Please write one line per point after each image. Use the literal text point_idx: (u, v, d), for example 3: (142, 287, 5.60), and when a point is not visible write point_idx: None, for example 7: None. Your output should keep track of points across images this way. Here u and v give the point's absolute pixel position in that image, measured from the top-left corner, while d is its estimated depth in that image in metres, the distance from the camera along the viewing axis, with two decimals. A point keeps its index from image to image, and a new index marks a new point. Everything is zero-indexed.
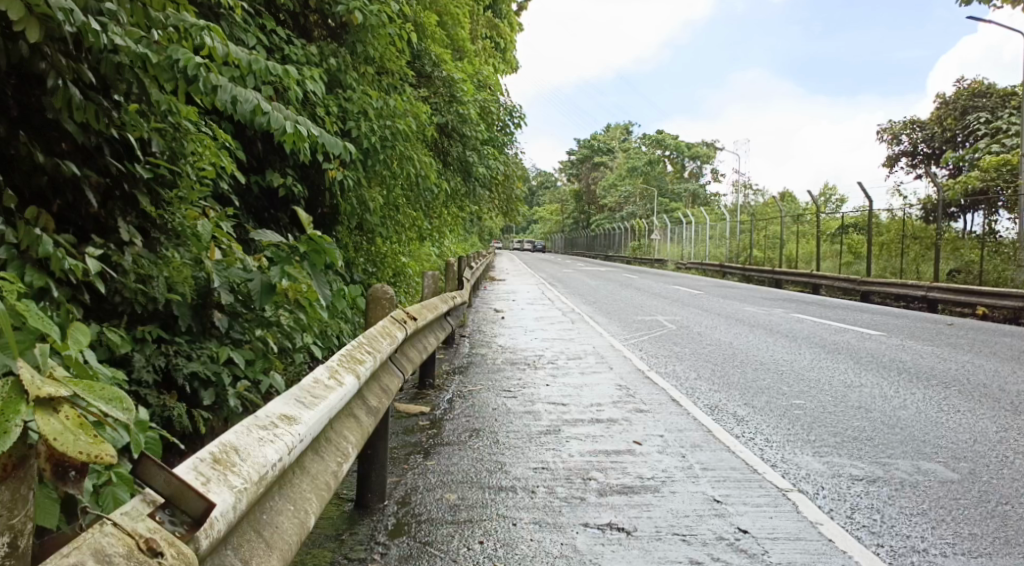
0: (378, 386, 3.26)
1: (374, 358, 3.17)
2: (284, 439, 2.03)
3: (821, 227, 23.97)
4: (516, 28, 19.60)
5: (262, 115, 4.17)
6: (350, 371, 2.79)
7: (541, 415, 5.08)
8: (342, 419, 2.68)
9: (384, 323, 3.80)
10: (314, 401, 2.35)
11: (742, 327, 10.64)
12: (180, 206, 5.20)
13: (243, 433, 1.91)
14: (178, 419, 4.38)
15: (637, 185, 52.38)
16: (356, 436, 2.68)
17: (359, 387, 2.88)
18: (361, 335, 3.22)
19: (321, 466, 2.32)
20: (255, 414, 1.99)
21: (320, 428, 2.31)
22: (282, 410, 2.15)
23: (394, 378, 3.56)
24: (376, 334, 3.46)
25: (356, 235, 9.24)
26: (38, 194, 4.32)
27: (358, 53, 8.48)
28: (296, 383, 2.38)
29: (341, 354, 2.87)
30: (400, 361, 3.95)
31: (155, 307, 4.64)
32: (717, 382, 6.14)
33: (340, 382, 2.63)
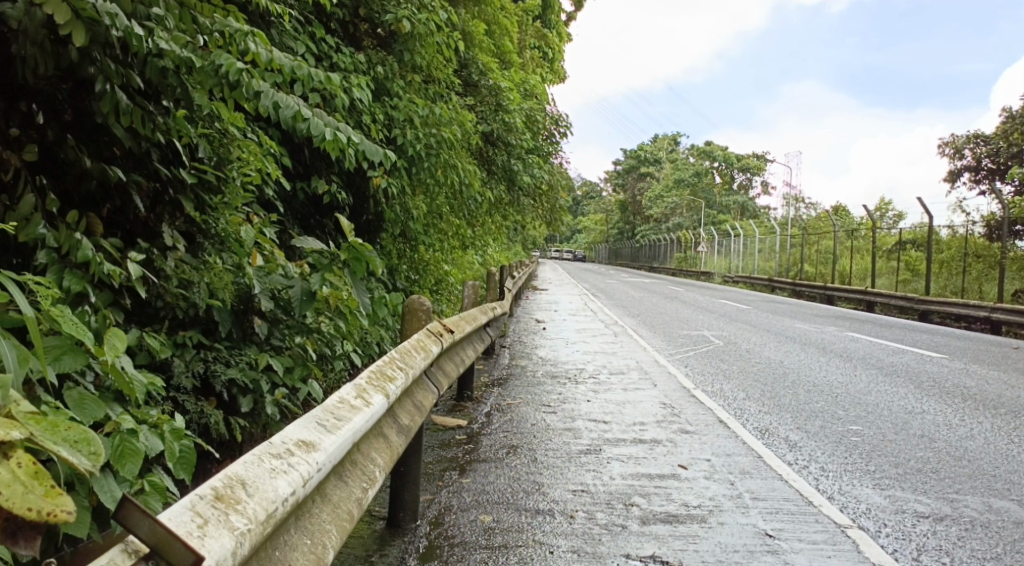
0: (411, 404, 3.16)
1: (406, 375, 3.07)
2: (299, 469, 1.93)
3: (876, 243, 23.33)
4: (564, 38, 19.56)
5: (304, 122, 4.11)
6: (379, 390, 2.69)
7: (582, 433, 4.93)
8: (370, 440, 2.58)
9: (419, 337, 3.70)
10: (337, 424, 2.26)
11: (794, 345, 10.33)
12: (223, 212, 5.15)
13: (253, 464, 1.82)
14: (215, 427, 4.33)
15: (685, 197, 51.79)
16: (384, 458, 2.58)
17: (389, 405, 2.78)
18: (394, 350, 3.13)
19: (344, 493, 2.23)
20: (268, 443, 1.90)
21: (342, 453, 2.21)
22: (300, 436, 2.05)
23: (428, 394, 3.45)
24: (409, 348, 3.35)
25: (400, 242, 9.21)
26: (87, 198, 4.34)
27: (405, 62, 8.45)
28: (319, 405, 2.28)
29: (371, 371, 2.78)
30: (435, 376, 3.85)
31: (196, 313, 4.61)
32: (767, 404, 5.92)
33: (368, 402, 2.54)
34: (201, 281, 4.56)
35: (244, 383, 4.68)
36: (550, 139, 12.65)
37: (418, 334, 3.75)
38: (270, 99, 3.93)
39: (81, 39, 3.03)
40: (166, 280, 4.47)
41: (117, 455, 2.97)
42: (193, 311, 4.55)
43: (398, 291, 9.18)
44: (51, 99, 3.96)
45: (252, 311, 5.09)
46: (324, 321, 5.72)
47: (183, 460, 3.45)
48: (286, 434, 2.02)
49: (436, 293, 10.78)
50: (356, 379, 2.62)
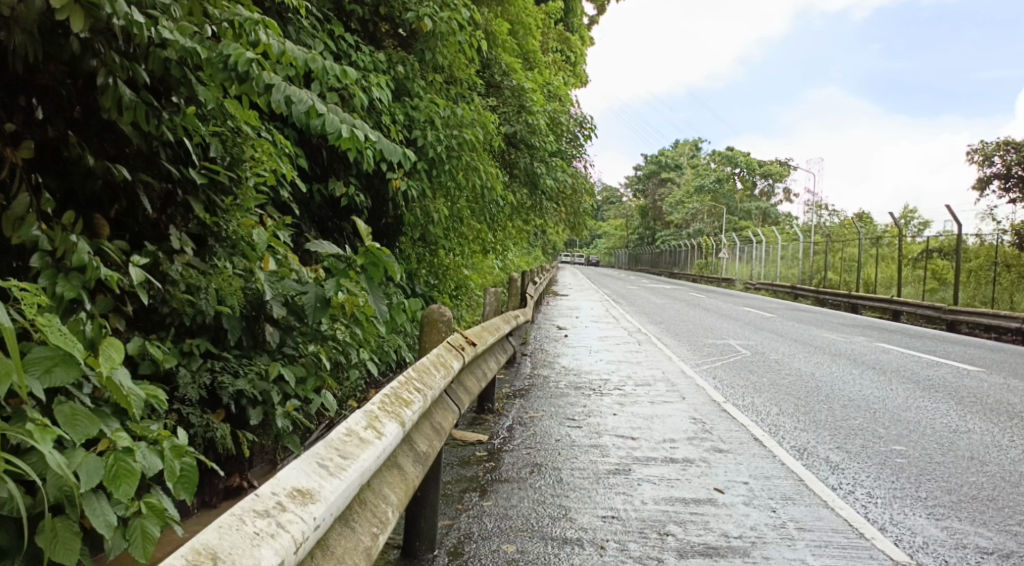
0: (429, 427, 2.91)
1: (424, 397, 2.82)
2: (291, 529, 1.71)
3: (903, 251, 22.82)
4: (587, 41, 19.34)
5: (318, 118, 3.86)
6: (394, 418, 2.45)
7: (609, 450, 4.65)
8: (382, 474, 2.34)
9: (439, 352, 3.46)
10: (342, 464, 2.02)
11: (823, 356, 9.99)
12: (235, 214, 4.95)
13: (231, 529, 1.61)
14: (222, 441, 4.11)
15: (706, 202, 51.31)
16: (398, 494, 2.34)
17: (405, 433, 2.53)
18: (411, 369, 2.88)
19: (351, 543, 1.98)
20: (253, 500, 1.68)
21: (347, 499, 1.98)
22: (295, 484, 1.83)
23: (448, 415, 3.21)
24: (427, 366, 3.11)
25: (419, 246, 9.00)
26: (92, 199, 4.14)
27: (427, 61, 8.22)
28: (322, 440, 2.05)
29: (385, 395, 2.54)
30: (456, 393, 3.60)
31: (204, 319, 4.40)
32: (803, 420, 5.61)
33: (379, 433, 2.29)
34: (209, 287, 4.34)
35: (255, 395, 4.46)
36: (573, 142, 12.38)
37: (438, 349, 3.50)
38: (282, 93, 3.69)
39: (78, 26, 2.81)
40: (173, 285, 4.27)
41: (110, 477, 2.75)
42: (201, 318, 4.34)
43: (417, 296, 9.01)
44: (55, 95, 3.77)
45: (263, 317, 4.87)
46: (339, 328, 5.49)
47: (182, 479, 3.26)
48: (278, 483, 1.80)
49: (455, 298, 10.56)
50: (368, 406, 2.38)
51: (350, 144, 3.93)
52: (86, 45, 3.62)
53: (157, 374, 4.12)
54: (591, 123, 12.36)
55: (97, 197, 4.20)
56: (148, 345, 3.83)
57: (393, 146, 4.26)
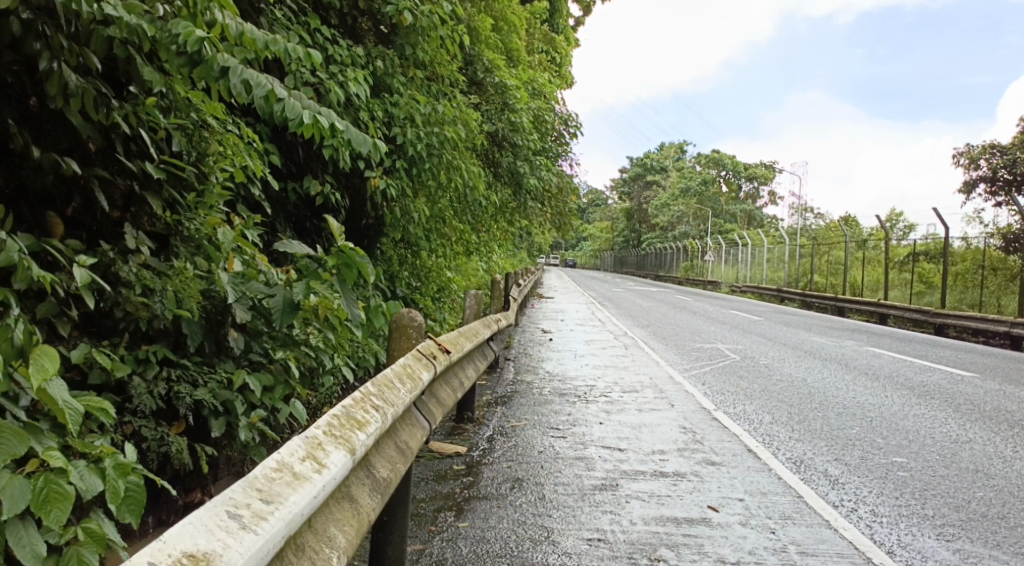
0: (391, 448, 2.66)
1: (382, 416, 2.57)
2: None
3: (889, 254, 22.75)
4: (572, 41, 19.13)
5: (279, 102, 3.60)
6: (342, 445, 2.22)
7: (596, 463, 4.39)
8: (328, 510, 2.11)
9: (407, 362, 3.21)
10: (259, 511, 1.75)
11: (813, 361, 9.79)
12: (198, 212, 4.67)
13: None
14: (178, 456, 3.82)
15: (692, 205, 51.31)
16: (343, 534, 2.09)
17: (355, 461, 2.28)
18: (368, 385, 2.64)
19: None
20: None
21: (266, 555, 1.71)
22: (187, 548, 1.54)
23: (415, 433, 2.96)
24: (391, 378, 2.87)
25: (400, 247, 8.72)
26: (40, 195, 3.85)
27: (407, 56, 7.94)
28: (241, 481, 1.79)
29: (333, 417, 2.30)
30: (427, 408, 3.35)
31: (161, 325, 4.11)
32: (797, 429, 5.37)
33: (319, 465, 2.05)
34: (166, 289, 4.05)
35: (215, 405, 4.17)
36: (560, 141, 12.13)
37: (405, 358, 3.26)
38: (238, 77, 3.37)
39: None
40: (126, 287, 3.97)
41: (39, 501, 2.48)
42: (158, 323, 4.05)
43: (398, 299, 8.75)
44: None
45: (227, 322, 4.57)
46: (311, 333, 5.20)
47: (126, 500, 2.99)
48: (162, 550, 1.52)
49: (437, 301, 10.30)
50: (310, 431, 2.15)
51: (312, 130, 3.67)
52: (28, 27, 3.33)
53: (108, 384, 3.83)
54: (576, 121, 12.11)
55: (46, 192, 3.91)
56: (93, 352, 3.55)
57: (363, 137, 3.95)
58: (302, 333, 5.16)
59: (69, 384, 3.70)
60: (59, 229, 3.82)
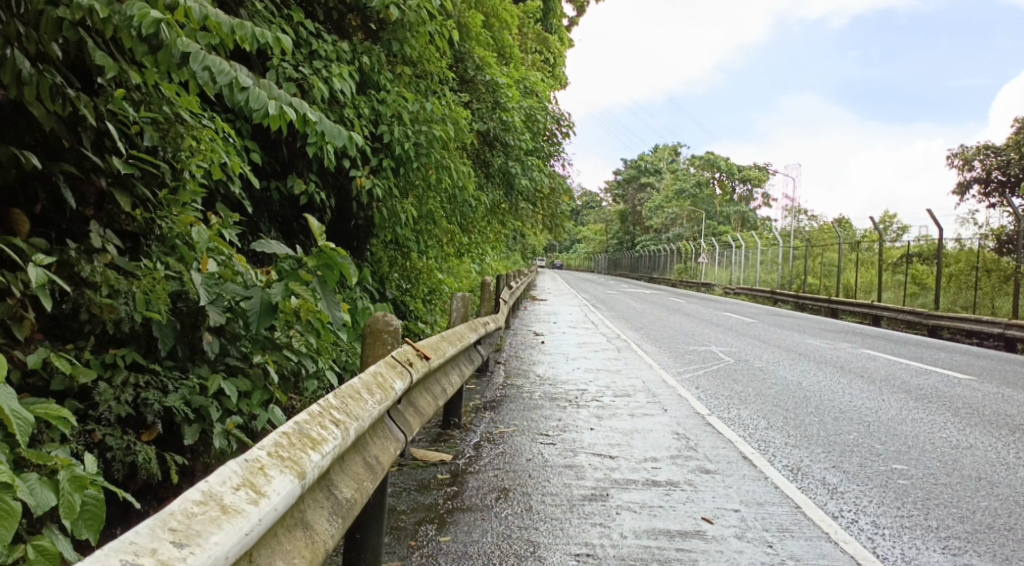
0: (347, 470, 2.52)
1: (337, 435, 2.43)
2: None
3: (883, 255, 22.64)
4: (567, 42, 18.96)
5: (243, 91, 3.51)
6: (288, 468, 2.10)
7: (585, 471, 4.22)
8: (273, 541, 1.99)
9: (377, 371, 3.08)
10: (165, 558, 1.56)
11: (809, 364, 9.63)
12: (172, 210, 4.50)
13: None
14: (145, 465, 3.63)
15: (686, 207, 51.24)
16: None
17: (302, 488, 2.14)
18: (324, 401, 2.51)
19: None
20: None
21: None
22: None
23: (381, 452, 2.84)
24: (355, 392, 2.76)
25: (390, 248, 8.55)
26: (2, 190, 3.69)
27: (394, 53, 7.75)
28: (151, 521, 1.63)
29: (276, 440, 2.16)
30: (400, 419, 3.23)
31: (130, 327, 3.93)
32: (794, 434, 5.21)
33: (255, 496, 1.90)
34: (133, 290, 3.87)
35: (187, 412, 3.99)
36: (552, 140, 11.96)
37: (377, 367, 3.14)
38: (200, 63, 3.31)
39: None
40: (92, 288, 3.80)
41: None
42: (125, 325, 3.88)
43: (386, 301, 8.58)
44: None
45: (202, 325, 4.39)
46: (292, 336, 5.02)
47: (83, 515, 2.82)
48: None
49: (427, 303, 10.13)
50: (251, 454, 2.02)
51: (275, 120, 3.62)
52: None
53: (71, 391, 3.65)
54: (569, 121, 11.95)
55: (8, 189, 3.74)
56: (53, 357, 3.40)
57: (336, 129, 3.76)
58: (283, 336, 4.98)
59: (30, 390, 3.53)
60: (20, 226, 3.65)
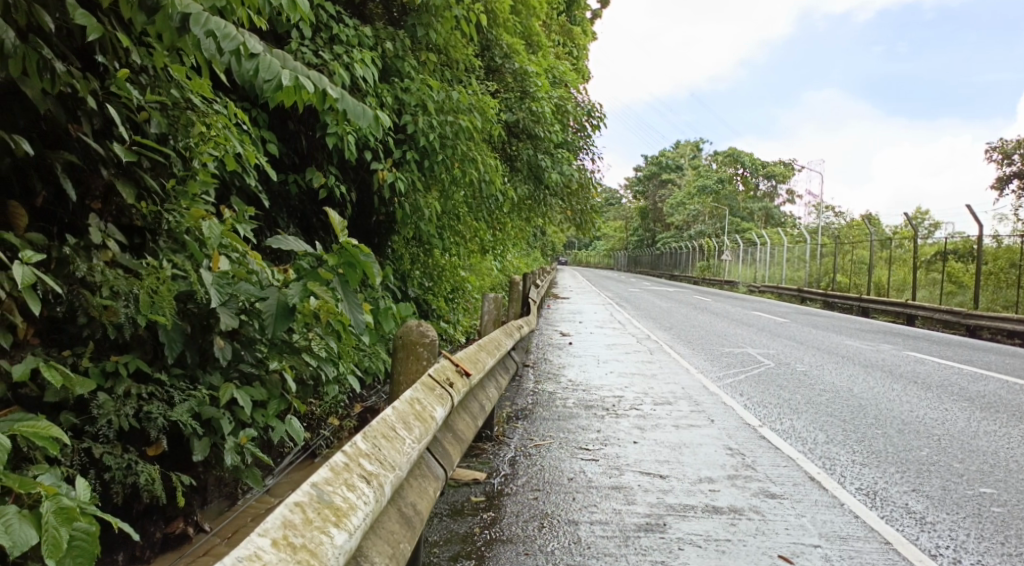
0: (379, 534, 2.20)
1: (365, 502, 2.09)
2: None
3: (917, 252, 21.93)
4: (592, 35, 18.46)
5: (251, 60, 3.18)
6: (299, 560, 1.76)
7: (636, 495, 3.79)
8: None
9: (413, 398, 2.78)
10: None
11: (855, 368, 9.11)
12: (181, 203, 4.12)
13: None
14: (148, 488, 3.23)
15: (709, 203, 50.52)
16: None
17: None
18: (349, 451, 2.18)
19: None
20: None
21: None
22: None
23: (420, 499, 2.52)
24: (389, 430, 2.46)
25: (412, 245, 8.16)
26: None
27: (419, 38, 7.33)
28: None
29: (283, 522, 1.81)
30: (439, 451, 2.91)
31: (134, 331, 3.55)
32: (860, 451, 4.76)
33: None
34: (136, 291, 3.47)
35: (196, 426, 3.60)
36: (581, 133, 11.50)
37: (416, 391, 2.85)
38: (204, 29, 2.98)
39: None
40: (90, 288, 3.40)
41: None
42: (128, 329, 3.49)
43: (409, 300, 8.19)
44: None
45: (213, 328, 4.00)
46: (311, 339, 4.62)
47: (71, 552, 2.42)
48: None
49: (451, 301, 9.73)
50: (249, 550, 1.69)
51: (289, 93, 3.26)
52: None
53: (67, 403, 3.27)
54: (598, 113, 11.48)
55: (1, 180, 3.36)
56: (46, 366, 3.01)
57: (361, 108, 3.36)
58: (302, 339, 4.58)
59: (21, 403, 3.14)
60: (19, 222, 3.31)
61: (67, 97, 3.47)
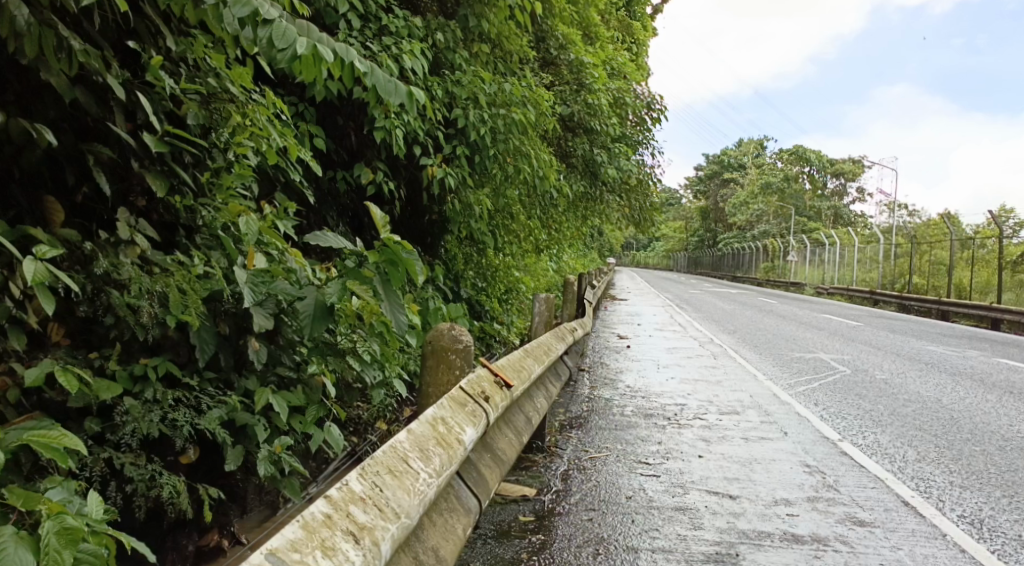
0: None
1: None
2: None
3: (1001, 253, 20.74)
4: (649, 30, 18.00)
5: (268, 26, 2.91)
6: None
7: (703, 518, 3.42)
8: None
9: (432, 421, 2.52)
10: None
11: (938, 375, 8.52)
12: (218, 197, 3.90)
13: None
14: (173, 501, 2.98)
15: (774, 203, 49.17)
16: None
17: None
18: (325, 505, 1.85)
19: None
20: None
21: None
22: None
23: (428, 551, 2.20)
24: (396, 464, 2.20)
25: (465, 244, 7.89)
26: (30, 173, 3.15)
27: (471, 29, 7.06)
28: None
29: None
30: (473, 476, 2.72)
31: (166, 333, 3.32)
32: (959, 470, 4.38)
33: None
34: (165, 290, 3.23)
35: (226, 434, 3.34)
36: (640, 127, 11.09)
37: (444, 409, 2.64)
38: None
39: None
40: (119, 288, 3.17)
41: None
42: (160, 331, 3.26)
43: (461, 301, 7.94)
44: None
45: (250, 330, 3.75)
46: (355, 341, 4.37)
47: None
48: None
49: (504, 302, 9.45)
50: None
51: (308, 64, 2.98)
52: None
53: (90, 410, 3.04)
54: (658, 106, 11.05)
55: (31, 174, 3.16)
56: (66, 370, 2.79)
57: (392, 83, 3.09)
58: (345, 341, 4.33)
59: (45, 409, 2.93)
60: (51, 219, 3.13)
61: (97, 85, 3.26)
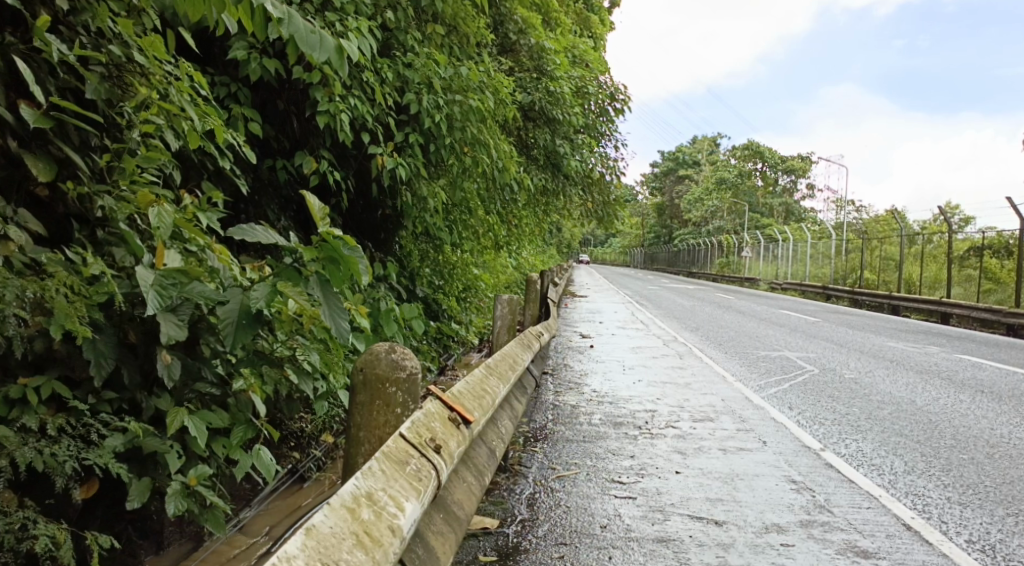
0: None
1: None
2: None
3: (950, 248, 20.91)
4: (608, 25, 17.71)
5: None
6: None
7: (689, 553, 2.99)
8: None
9: (348, 509, 2.01)
10: None
11: (908, 374, 8.28)
12: (124, 186, 3.33)
13: None
14: (51, 553, 2.45)
15: (728, 199, 49.50)
16: None
17: None
18: None
19: None
20: None
21: None
22: None
23: None
24: None
25: (421, 240, 7.39)
26: None
27: (425, 8, 6.56)
28: None
29: None
30: (417, 557, 2.27)
31: (53, 346, 2.77)
32: (954, 484, 4.03)
33: None
34: (49, 297, 2.67)
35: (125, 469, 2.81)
36: (602, 118, 10.67)
37: (370, 482, 2.15)
38: None
39: None
40: None
41: None
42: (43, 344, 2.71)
43: (417, 299, 7.46)
44: None
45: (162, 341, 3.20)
46: (293, 350, 3.84)
47: None
48: None
49: (463, 300, 8.97)
50: None
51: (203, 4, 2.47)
52: None
53: None
54: (621, 96, 10.65)
55: None
56: None
57: (315, 36, 2.62)
58: (280, 349, 3.80)
59: None
60: None
61: None
